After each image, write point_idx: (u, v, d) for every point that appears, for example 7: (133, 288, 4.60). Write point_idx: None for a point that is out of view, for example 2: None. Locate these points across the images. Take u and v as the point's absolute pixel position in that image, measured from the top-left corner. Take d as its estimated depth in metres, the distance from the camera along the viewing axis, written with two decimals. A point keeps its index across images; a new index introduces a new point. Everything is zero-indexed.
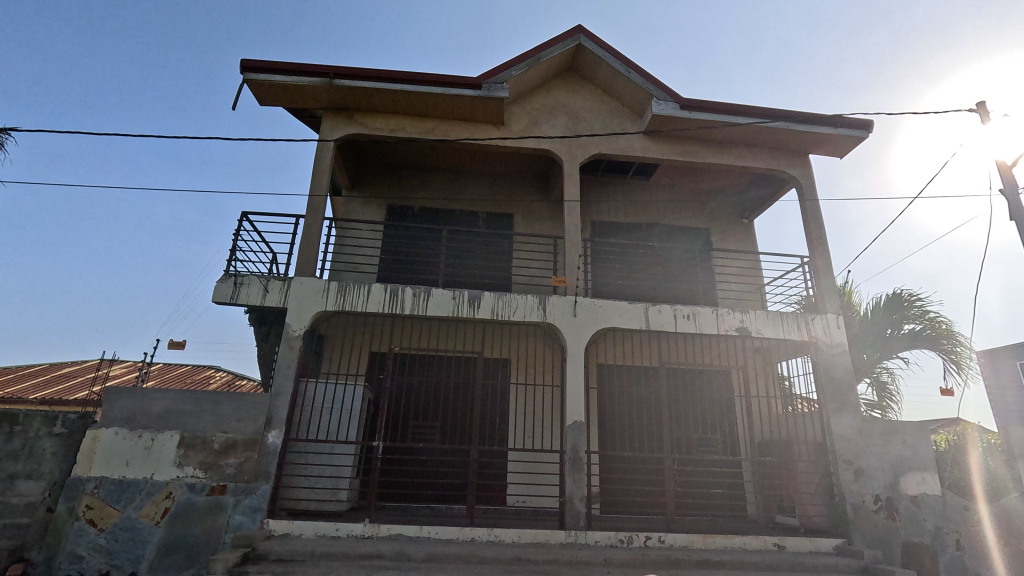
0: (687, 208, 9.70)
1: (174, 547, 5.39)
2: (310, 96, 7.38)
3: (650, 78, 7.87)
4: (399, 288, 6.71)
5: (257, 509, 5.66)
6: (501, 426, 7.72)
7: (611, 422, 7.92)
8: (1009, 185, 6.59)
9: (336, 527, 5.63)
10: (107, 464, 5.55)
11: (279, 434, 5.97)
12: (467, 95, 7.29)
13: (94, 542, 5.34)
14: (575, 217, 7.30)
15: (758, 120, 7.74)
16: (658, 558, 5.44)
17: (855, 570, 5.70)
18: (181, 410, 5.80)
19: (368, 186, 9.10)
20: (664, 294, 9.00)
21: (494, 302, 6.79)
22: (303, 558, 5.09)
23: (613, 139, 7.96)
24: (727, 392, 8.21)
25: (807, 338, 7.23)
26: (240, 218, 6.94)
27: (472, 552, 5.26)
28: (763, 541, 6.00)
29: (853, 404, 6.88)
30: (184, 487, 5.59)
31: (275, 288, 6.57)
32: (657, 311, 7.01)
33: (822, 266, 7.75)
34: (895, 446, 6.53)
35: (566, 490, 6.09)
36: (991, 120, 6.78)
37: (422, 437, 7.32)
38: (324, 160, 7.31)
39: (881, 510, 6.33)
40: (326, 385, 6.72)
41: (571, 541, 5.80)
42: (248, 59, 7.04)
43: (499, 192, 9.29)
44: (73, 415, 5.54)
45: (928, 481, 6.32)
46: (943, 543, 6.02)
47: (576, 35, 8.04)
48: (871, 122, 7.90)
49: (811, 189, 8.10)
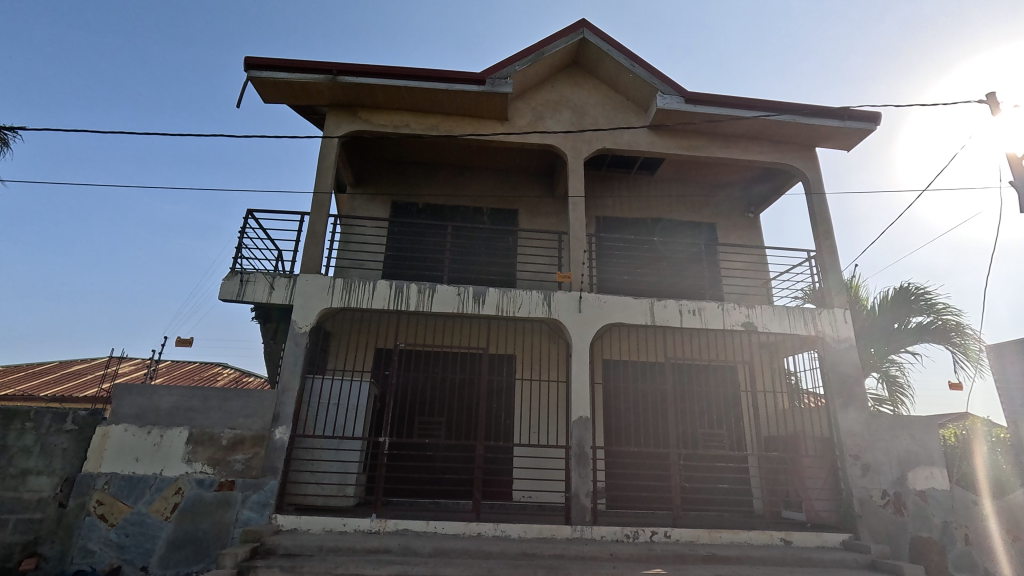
0: (692, 202, 9.65)
1: (183, 542, 5.45)
2: (314, 93, 7.38)
3: (655, 72, 7.83)
4: (403, 285, 6.72)
5: (266, 504, 5.70)
6: (506, 422, 7.75)
7: (617, 417, 7.93)
8: (1019, 178, 6.51)
9: (343, 522, 5.66)
10: (118, 460, 5.61)
11: (286, 430, 5.99)
12: (472, 90, 7.28)
13: (106, 536, 5.42)
14: (579, 212, 7.28)
15: (763, 114, 7.68)
16: (663, 553, 5.43)
17: (862, 566, 5.69)
18: (190, 406, 5.85)
19: (373, 183, 9.11)
20: (669, 289, 8.97)
21: (499, 298, 6.79)
22: (310, 553, 5.14)
23: (618, 135, 7.93)
24: (732, 387, 8.19)
25: (813, 334, 7.19)
26: (246, 215, 6.97)
27: (478, 547, 5.29)
28: (769, 537, 6.00)
29: (860, 398, 6.85)
30: (193, 483, 5.64)
31: (281, 286, 6.61)
32: (662, 307, 6.99)
33: (828, 260, 7.70)
34: (903, 441, 6.51)
35: (571, 486, 6.10)
36: (1001, 112, 6.67)
37: (428, 432, 7.34)
38: (328, 157, 7.32)
39: (888, 505, 6.31)
40: (332, 381, 6.75)
41: (577, 536, 5.81)
42: (252, 57, 7.04)
43: (504, 187, 9.28)
44: (83, 412, 5.66)
45: (937, 476, 6.27)
46: (951, 538, 5.98)
47: (580, 29, 7.99)
48: (878, 114, 7.82)
49: (818, 182, 8.03)
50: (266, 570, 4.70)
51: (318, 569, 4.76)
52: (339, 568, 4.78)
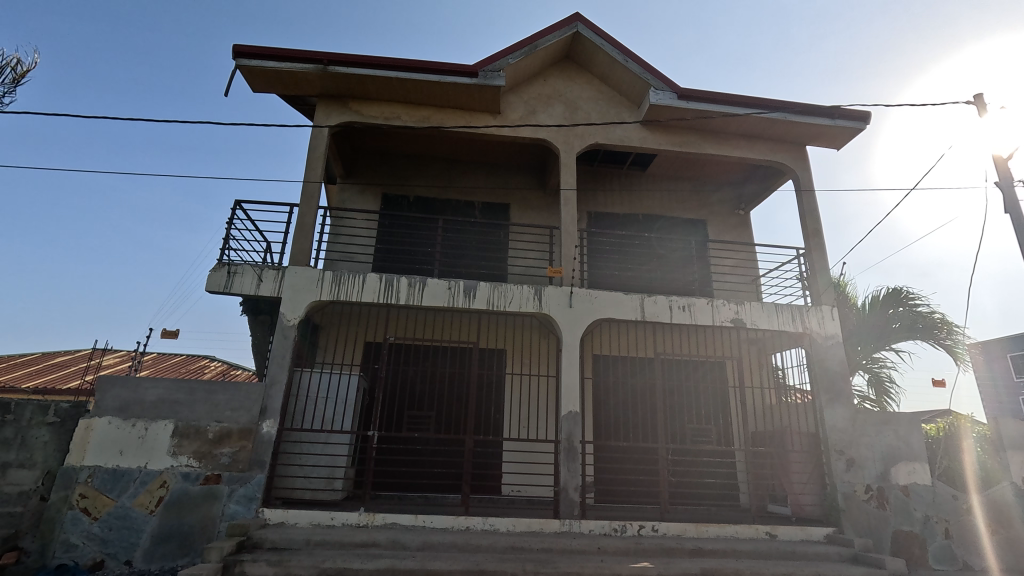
0: (686, 199, 9.69)
1: (168, 536, 5.41)
2: (303, 82, 7.27)
3: (648, 68, 7.81)
4: (393, 278, 6.67)
5: (252, 497, 5.62)
6: (496, 417, 7.81)
7: (606, 412, 8.02)
8: (1003, 177, 6.59)
9: (331, 515, 5.61)
10: (102, 453, 5.54)
11: (273, 424, 5.92)
12: (465, 82, 7.20)
13: (89, 530, 5.34)
14: (571, 207, 7.28)
15: (754, 111, 7.70)
16: (650, 547, 5.48)
17: (845, 559, 5.76)
18: (176, 399, 5.79)
19: (363, 175, 9.04)
20: (659, 286, 8.98)
21: (490, 293, 6.76)
22: (297, 547, 5.11)
23: (610, 129, 7.90)
24: (721, 383, 8.34)
25: (802, 331, 7.25)
26: (234, 205, 6.94)
27: (466, 541, 5.35)
28: (755, 530, 6.06)
29: (846, 394, 6.94)
30: (178, 477, 5.59)
31: (269, 277, 6.52)
32: (652, 302, 7.01)
33: (817, 258, 7.76)
34: (886, 437, 6.64)
35: (560, 479, 6.13)
36: (988, 112, 6.77)
37: (418, 427, 7.41)
38: (318, 148, 7.22)
39: (871, 499, 6.43)
40: (320, 374, 6.69)
41: (566, 530, 5.83)
42: (241, 45, 6.92)
43: (496, 181, 9.24)
44: (65, 405, 5.58)
45: (919, 471, 6.44)
46: (932, 531, 6.11)
47: (574, 23, 7.95)
48: (867, 112, 7.87)
49: (808, 180, 8.09)
50: (252, 564, 4.66)
51: (305, 563, 4.71)
52: (326, 561, 4.76)
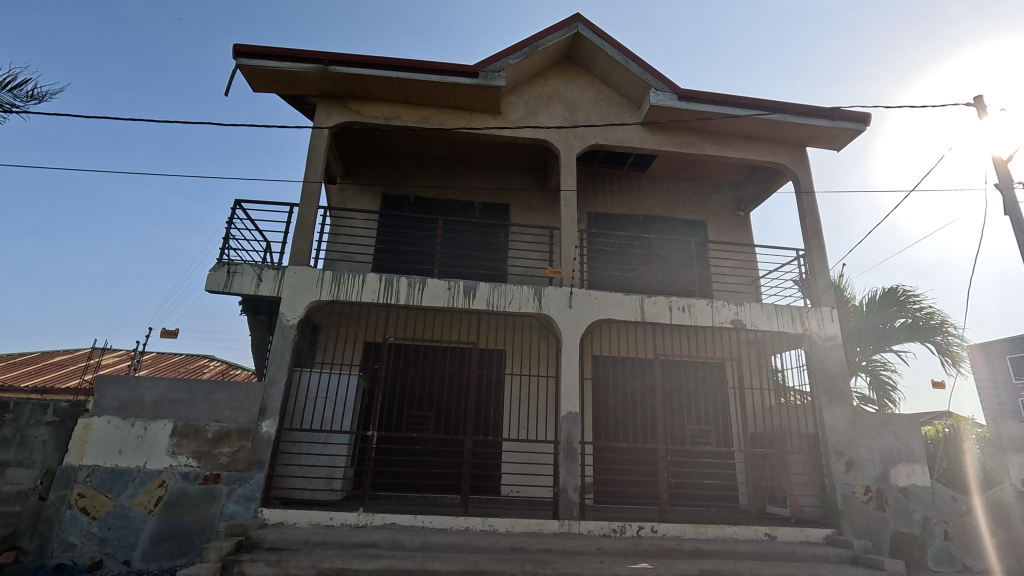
0: (686, 200, 9.69)
1: (167, 535, 5.41)
2: (304, 82, 7.26)
3: (649, 68, 7.81)
4: (393, 278, 6.67)
5: (251, 497, 5.62)
6: (495, 417, 7.83)
7: (605, 413, 8.02)
8: (1003, 179, 6.59)
9: (330, 515, 5.60)
10: (101, 452, 5.53)
11: (272, 424, 5.91)
12: (465, 82, 7.20)
13: (87, 530, 5.34)
14: (571, 208, 7.28)
15: (754, 112, 7.71)
16: (650, 548, 5.47)
17: (843, 560, 5.76)
18: (176, 398, 5.78)
19: (363, 175, 9.03)
20: (659, 287, 8.99)
21: (490, 293, 6.76)
22: (296, 547, 5.11)
23: (610, 130, 7.91)
24: (721, 384, 8.35)
25: (802, 332, 7.25)
26: (234, 204, 6.93)
27: (466, 542, 5.35)
28: (755, 531, 6.05)
29: (846, 395, 6.94)
30: (177, 476, 5.58)
31: (268, 277, 6.51)
32: (652, 303, 7.01)
33: (817, 259, 7.75)
34: (885, 438, 6.61)
35: (560, 479, 6.13)
36: (988, 114, 6.77)
37: (417, 427, 7.41)
38: (318, 148, 7.22)
39: (870, 500, 6.42)
40: (320, 373, 6.69)
41: (565, 530, 5.83)
42: (242, 44, 6.91)
43: (496, 181, 9.24)
44: (64, 404, 5.57)
45: (918, 472, 6.40)
46: (931, 533, 6.11)
47: (574, 24, 7.95)
48: (868, 113, 7.87)
49: (808, 181, 8.09)
50: (251, 564, 4.66)
51: (305, 563, 4.71)
52: (325, 561, 4.76)
